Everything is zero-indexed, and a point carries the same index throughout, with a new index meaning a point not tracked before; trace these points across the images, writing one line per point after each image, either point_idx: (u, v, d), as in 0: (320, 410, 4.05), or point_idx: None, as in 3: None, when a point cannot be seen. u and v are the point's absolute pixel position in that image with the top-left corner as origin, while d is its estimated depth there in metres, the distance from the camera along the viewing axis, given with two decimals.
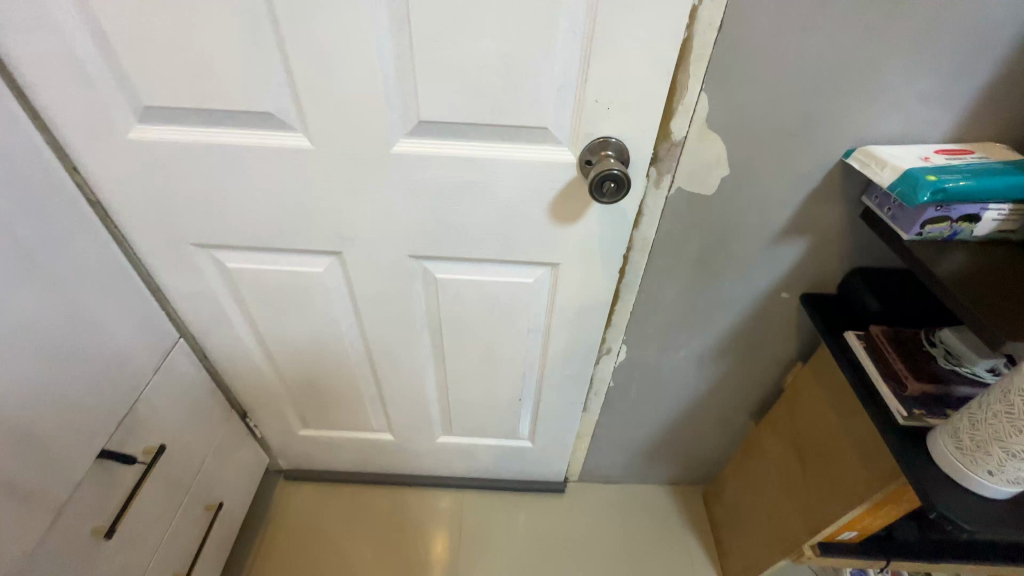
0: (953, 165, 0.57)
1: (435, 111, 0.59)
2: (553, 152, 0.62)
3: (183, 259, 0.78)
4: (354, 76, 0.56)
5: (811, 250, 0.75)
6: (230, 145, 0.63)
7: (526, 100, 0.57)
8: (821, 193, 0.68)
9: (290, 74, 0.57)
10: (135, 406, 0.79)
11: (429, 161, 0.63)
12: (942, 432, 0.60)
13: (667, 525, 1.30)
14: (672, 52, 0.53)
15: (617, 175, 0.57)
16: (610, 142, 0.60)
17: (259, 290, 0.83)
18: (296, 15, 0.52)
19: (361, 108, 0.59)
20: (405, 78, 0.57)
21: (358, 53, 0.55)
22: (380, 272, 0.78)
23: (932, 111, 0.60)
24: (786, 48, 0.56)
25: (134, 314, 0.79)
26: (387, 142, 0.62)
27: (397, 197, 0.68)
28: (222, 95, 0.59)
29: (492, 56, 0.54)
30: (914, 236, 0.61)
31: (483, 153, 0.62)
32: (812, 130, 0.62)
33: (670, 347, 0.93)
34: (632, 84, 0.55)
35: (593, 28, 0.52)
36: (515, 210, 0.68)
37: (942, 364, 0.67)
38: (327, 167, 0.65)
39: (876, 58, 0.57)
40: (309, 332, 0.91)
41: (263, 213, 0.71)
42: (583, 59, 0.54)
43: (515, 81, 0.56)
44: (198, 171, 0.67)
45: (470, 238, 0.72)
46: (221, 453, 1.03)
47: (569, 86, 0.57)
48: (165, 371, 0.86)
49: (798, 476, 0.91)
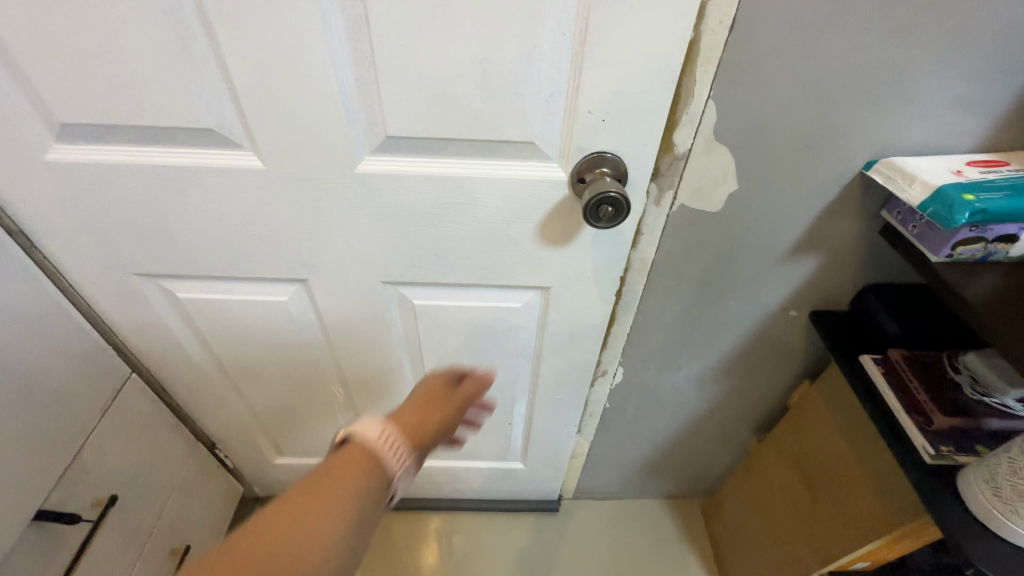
0: (990, 180, 0.50)
1: (403, 125, 0.51)
2: (541, 168, 0.55)
3: (126, 290, 0.69)
4: (306, 86, 0.48)
5: (823, 267, 0.69)
6: (167, 166, 0.55)
7: (509, 112, 0.50)
8: (836, 207, 0.62)
9: (230, 84, 0.48)
10: (78, 457, 0.72)
11: (400, 182, 0.55)
12: (973, 476, 0.55)
13: (665, 542, 1.25)
14: (677, 56, 0.46)
15: (614, 198, 0.50)
16: (605, 157, 0.52)
17: (216, 320, 0.75)
18: (233, 15, 0.44)
19: (318, 122, 0.51)
20: (366, 87, 0.48)
21: (310, 60, 0.46)
22: (351, 300, 0.71)
23: (962, 118, 0.53)
24: (805, 50, 0.49)
25: (72, 353, 0.70)
26: (350, 160, 0.54)
27: (366, 220, 0.60)
28: (152, 109, 0.50)
29: (466, 62, 0.46)
30: (943, 258, 0.55)
31: (461, 172, 0.55)
32: (830, 140, 0.55)
33: (669, 367, 0.87)
34: (631, 93, 0.48)
35: (585, 30, 0.44)
36: (499, 232, 0.61)
37: (968, 394, 0.62)
38: (282, 188, 0.57)
39: (904, 60, 0.50)
40: (276, 362, 0.83)
41: (213, 240, 0.62)
42: (573, 64, 0.47)
43: (495, 91, 0.48)
44: (133, 194, 0.58)
45: (450, 263, 0.65)
46: (185, 491, 0.95)
47: (558, 95, 0.49)
48: (114, 411, 0.78)
49: (806, 502, 0.88)
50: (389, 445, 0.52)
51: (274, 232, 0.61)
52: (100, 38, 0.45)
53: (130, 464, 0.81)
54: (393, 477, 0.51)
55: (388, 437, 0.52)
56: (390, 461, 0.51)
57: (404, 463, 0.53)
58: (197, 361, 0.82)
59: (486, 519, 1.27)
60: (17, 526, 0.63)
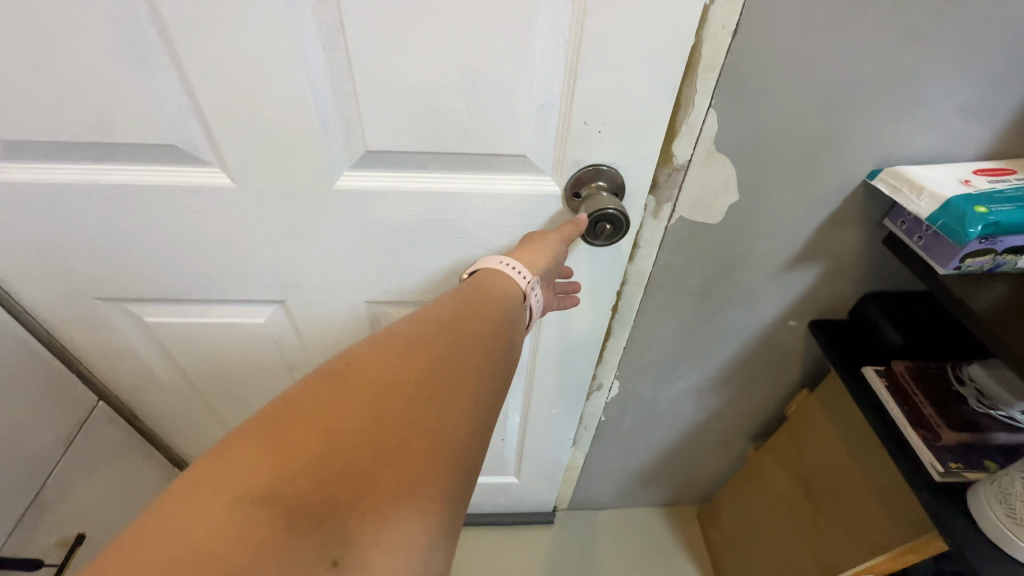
0: (1000, 190, 0.48)
1: (384, 139, 0.47)
2: (533, 182, 0.51)
3: (88, 316, 0.65)
4: (277, 99, 0.44)
5: (824, 277, 0.67)
6: (127, 185, 0.50)
7: (499, 124, 0.46)
8: (838, 217, 0.60)
9: (193, 97, 0.44)
10: (41, 493, 0.68)
11: (383, 198, 0.52)
12: (986, 496, 0.53)
13: (663, 551, 1.23)
14: (678, 64, 0.43)
15: (612, 216, 0.49)
16: (601, 170, 0.49)
17: (191, 345, 0.70)
18: (190, 21, 0.39)
19: (292, 136, 0.47)
20: (344, 99, 0.45)
21: (279, 70, 0.42)
22: (332, 321, 0.67)
23: (969, 125, 0.51)
24: (810, 56, 0.47)
25: (29, 386, 0.65)
26: (328, 176, 0.50)
27: (347, 239, 0.56)
28: (106, 124, 0.45)
29: (452, 72, 0.43)
30: (951, 270, 0.53)
31: (448, 187, 0.51)
32: (834, 149, 0.53)
33: (666, 379, 0.85)
34: (627, 103, 0.45)
35: (580, 36, 0.41)
36: (490, 248, 0.57)
37: (974, 407, 0.60)
38: (255, 207, 0.53)
39: (912, 67, 0.48)
40: (255, 385, 0.78)
41: (185, 263, 0.58)
42: (567, 73, 0.43)
43: (482, 102, 0.45)
44: (90, 216, 0.53)
45: (438, 280, 0.61)
46: None
47: (551, 106, 0.46)
48: (80, 443, 0.74)
49: (807, 513, 0.86)
50: (514, 272, 0.47)
51: (250, 251, 0.57)
52: (44, 50, 0.41)
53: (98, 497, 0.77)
54: (525, 292, 0.47)
55: (510, 262, 0.47)
56: (513, 276, 0.46)
57: (530, 273, 0.47)
58: (171, 386, 0.78)
59: (480, 534, 1.24)
60: None
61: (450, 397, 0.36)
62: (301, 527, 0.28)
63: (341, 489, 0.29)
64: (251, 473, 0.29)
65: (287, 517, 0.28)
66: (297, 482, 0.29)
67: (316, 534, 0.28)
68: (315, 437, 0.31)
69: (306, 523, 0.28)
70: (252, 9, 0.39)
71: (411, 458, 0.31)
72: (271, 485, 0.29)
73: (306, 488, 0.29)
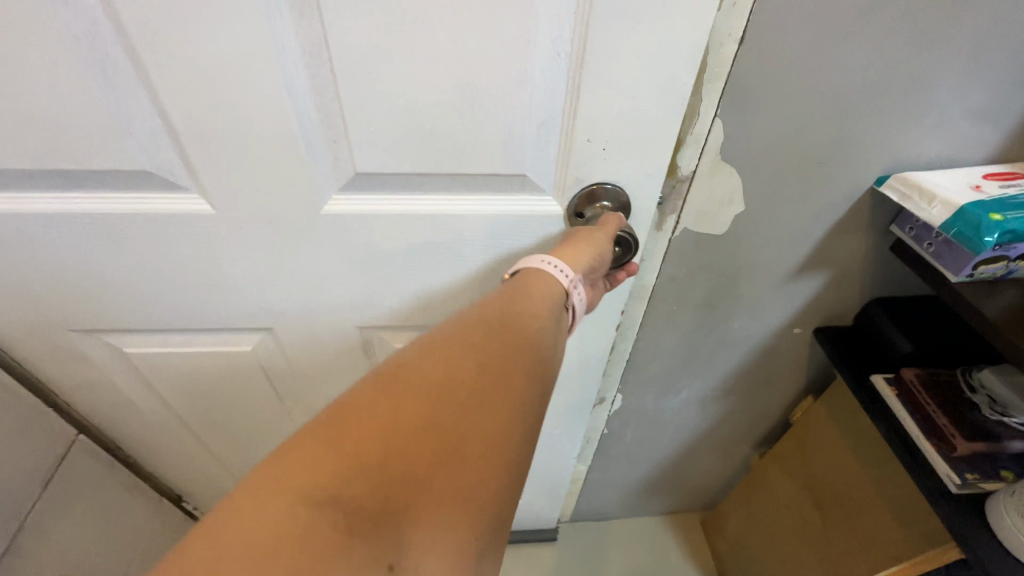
0: (1012, 196, 0.47)
1: (374, 162, 0.45)
2: (536, 203, 0.49)
3: (64, 349, 0.61)
4: (258, 119, 0.41)
5: (829, 285, 0.66)
6: (98, 213, 0.47)
7: (496, 143, 0.44)
8: (844, 225, 0.58)
9: (166, 117, 0.41)
10: (18, 537, 0.65)
11: (374, 223, 0.49)
12: (1006, 508, 0.51)
13: (668, 559, 1.22)
14: (688, 77, 0.41)
15: (626, 238, 0.51)
16: (606, 189, 0.47)
17: (173, 376, 0.67)
18: (163, 39, 0.36)
19: (275, 160, 0.44)
20: (330, 119, 0.42)
21: (263, 90, 0.40)
22: (324, 348, 0.64)
23: (980, 130, 0.50)
24: (818, 62, 0.45)
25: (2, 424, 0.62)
26: (316, 201, 0.47)
27: (337, 265, 0.53)
28: (71, 150, 0.42)
29: (448, 90, 0.40)
30: (963, 278, 0.52)
31: (444, 209, 0.49)
32: (842, 156, 0.51)
33: (670, 390, 0.83)
34: (633, 119, 0.43)
35: (583, 48, 0.39)
36: (489, 270, 0.55)
37: (987, 415, 0.59)
38: (238, 234, 0.50)
39: (923, 72, 0.46)
40: (244, 414, 0.75)
41: (159, 291, 0.55)
42: (568, 88, 0.41)
43: (479, 122, 0.42)
44: (59, 246, 0.50)
45: (434, 305, 0.58)
46: (152, 550, 0.87)
47: (553, 122, 0.43)
48: (59, 480, 0.71)
49: (816, 521, 0.85)
50: (554, 270, 0.44)
51: (230, 278, 0.54)
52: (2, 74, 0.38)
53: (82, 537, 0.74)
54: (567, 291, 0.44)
55: (553, 261, 0.45)
56: (556, 275, 0.44)
57: (572, 271, 0.44)
58: (154, 419, 0.74)
59: None
60: None
61: (498, 402, 0.35)
62: (361, 529, 0.28)
63: (399, 493, 0.29)
64: (314, 474, 0.29)
65: (349, 520, 0.28)
66: (361, 481, 0.29)
67: (377, 538, 0.28)
68: (373, 439, 0.31)
69: (366, 526, 0.28)
70: (230, 26, 0.36)
71: (463, 462, 0.32)
72: (333, 484, 0.29)
73: (366, 489, 0.29)
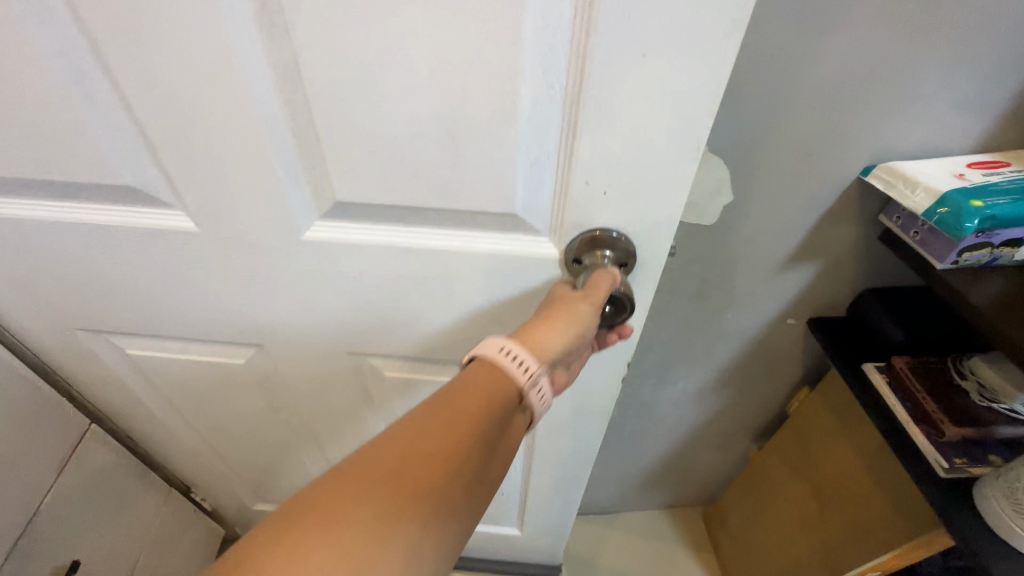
0: (995, 183, 0.48)
1: (356, 192, 0.45)
2: (531, 244, 0.48)
3: (73, 345, 0.64)
4: (232, 141, 0.42)
5: (821, 275, 0.67)
6: (93, 224, 0.50)
7: (483, 176, 0.43)
8: (833, 215, 0.59)
9: (145, 136, 0.43)
10: (34, 521, 0.67)
11: (358, 251, 0.50)
12: (992, 491, 0.52)
13: (670, 553, 1.23)
14: (698, 109, 0.38)
15: (620, 302, 0.47)
16: (611, 237, 0.46)
17: (173, 376, 0.69)
18: (145, 47, 0.37)
19: (261, 179, 0.45)
20: (306, 144, 0.43)
21: (241, 109, 0.40)
22: (318, 363, 0.64)
23: (964, 120, 0.51)
24: (801, 53, 0.46)
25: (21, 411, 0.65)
26: (297, 227, 0.49)
27: (330, 293, 0.55)
28: (64, 164, 0.45)
29: (428, 122, 0.40)
30: (949, 265, 0.53)
31: (427, 242, 0.49)
32: (828, 146, 0.53)
33: (666, 382, 0.84)
34: (637, 159, 0.41)
35: (580, 84, 0.37)
36: (472, 301, 0.54)
37: (976, 400, 0.59)
38: (222, 251, 0.51)
39: (904, 63, 0.47)
40: (243, 420, 0.76)
41: (155, 293, 0.57)
42: (564, 124, 0.40)
43: (464, 154, 0.41)
44: (61, 251, 0.52)
45: (421, 331, 0.58)
46: (162, 539, 0.90)
47: (546, 160, 0.42)
48: (75, 466, 0.73)
49: (813, 512, 0.85)
50: (513, 364, 0.37)
51: (219, 287, 0.55)
52: (7, 85, 0.40)
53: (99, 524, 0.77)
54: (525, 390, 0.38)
55: (515, 354, 0.37)
56: (516, 372, 0.37)
57: (535, 363, 0.38)
58: (161, 414, 0.76)
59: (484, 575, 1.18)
60: None
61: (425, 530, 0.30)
62: None
63: None
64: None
65: None
66: None
67: None
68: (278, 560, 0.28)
69: None
70: (210, 41, 0.36)
71: None
72: None
73: None
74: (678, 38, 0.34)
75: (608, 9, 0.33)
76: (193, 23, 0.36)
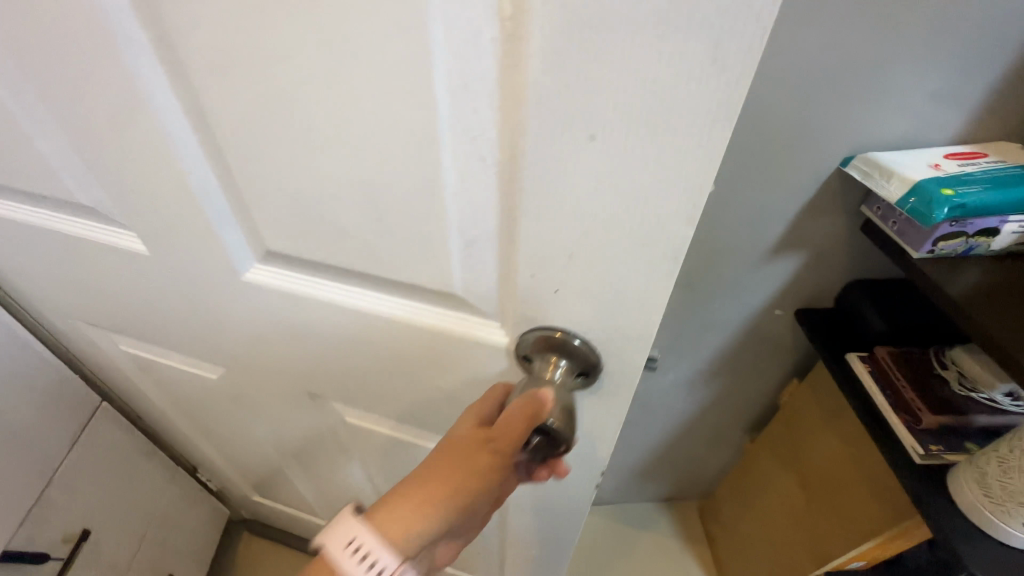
0: (968, 174, 0.49)
1: (286, 243, 0.41)
2: (478, 324, 0.41)
3: (75, 332, 0.67)
4: (156, 173, 0.39)
5: (806, 266, 0.68)
6: (62, 234, 0.50)
7: (413, 247, 0.37)
8: (816, 206, 0.61)
9: (80, 152, 0.40)
10: (46, 491, 0.70)
11: (295, 301, 0.46)
12: (964, 476, 0.53)
13: (664, 544, 1.24)
14: (670, 199, 0.29)
15: (549, 438, 0.38)
16: (569, 341, 0.38)
17: (162, 375, 0.70)
18: (67, 79, 0.35)
19: (193, 219, 0.42)
20: (231, 186, 0.39)
21: (165, 152, 0.37)
22: (278, 394, 0.62)
23: (941, 112, 0.52)
24: (774, 43, 0.48)
25: (36, 386, 0.68)
26: (238, 268, 0.45)
27: (275, 334, 0.51)
28: (27, 175, 0.45)
29: (347, 183, 0.34)
30: (925, 254, 0.54)
31: (362, 303, 0.43)
32: (807, 136, 0.54)
33: (657, 372, 0.86)
34: (590, 252, 0.33)
35: (514, 158, 0.30)
36: (417, 370, 0.48)
37: (956, 389, 0.60)
38: (171, 277, 0.49)
39: (880, 55, 0.48)
40: (224, 424, 0.77)
41: (131, 305, 0.57)
42: (500, 204, 0.33)
43: (388, 221, 0.36)
44: (45, 252, 0.54)
45: (370, 389, 0.53)
46: (167, 518, 0.93)
47: (484, 242, 0.35)
48: (85, 441, 0.76)
49: (802, 502, 0.86)
50: (358, 558, 0.37)
51: (182, 313, 0.55)
52: None
53: (108, 499, 0.81)
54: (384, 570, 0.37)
55: (367, 540, 0.37)
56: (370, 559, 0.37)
57: (395, 560, 0.38)
58: (161, 403, 0.79)
59: None
60: None
61: None
62: None
63: None
64: None
65: None
66: None
67: None
68: None
69: None
70: (118, 74, 0.33)
71: None
72: None
73: None
74: (623, 118, 0.26)
75: (539, 75, 0.26)
76: (105, 62, 0.33)
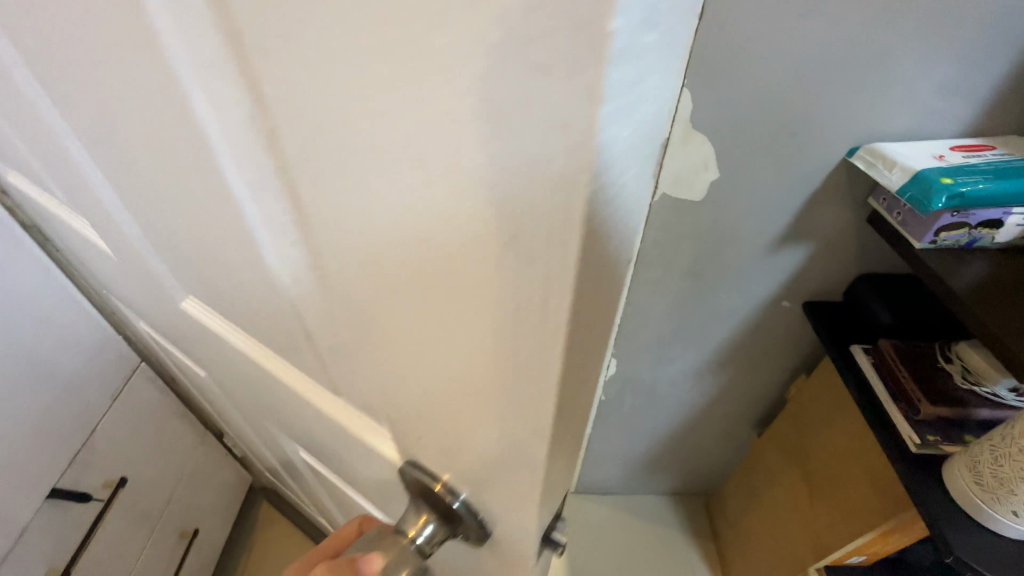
0: (971, 164, 0.50)
1: (194, 285, 0.40)
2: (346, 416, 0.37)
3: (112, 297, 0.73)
4: (87, 197, 0.40)
5: (813, 258, 0.69)
6: (62, 222, 0.55)
7: (275, 319, 0.33)
8: (823, 196, 0.62)
9: (42, 164, 0.43)
10: (90, 440, 0.77)
11: (217, 335, 0.46)
12: (957, 465, 0.54)
13: (669, 535, 1.26)
14: (481, 377, 0.21)
15: None
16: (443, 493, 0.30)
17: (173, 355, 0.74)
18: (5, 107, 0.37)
19: (128, 243, 0.43)
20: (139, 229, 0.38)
21: (84, 186, 0.38)
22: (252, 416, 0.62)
23: (948, 103, 0.52)
24: (778, 36, 0.48)
25: (85, 343, 0.74)
26: (178, 292, 0.46)
27: (220, 357, 0.52)
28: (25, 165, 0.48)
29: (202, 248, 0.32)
30: (927, 244, 0.55)
31: (257, 356, 0.42)
32: (812, 126, 0.55)
33: (663, 360, 0.87)
34: (417, 392, 0.26)
35: (318, 264, 0.23)
36: (319, 437, 0.45)
37: (959, 383, 0.60)
38: (135, 280, 0.52)
39: (885, 47, 0.49)
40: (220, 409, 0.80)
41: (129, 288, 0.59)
42: (323, 306, 0.27)
43: (247, 289, 0.32)
44: (64, 232, 0.59)
45: (301, 437, 0.52)
46: (193, 479, 1.00)
47: (326, 337, 0.29)
48: (124, 398, 0.82)
49: (804, 496, 0.87)
50: None
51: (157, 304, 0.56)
52: None
53: (144, 454, 0.87)
54: None
55: None
56: None
57: None
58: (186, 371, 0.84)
59: None
60: (33, 502, 0.69)
61: None
62: None
63: None
64: None
65: None
66: None
67: None
68: None
69: None
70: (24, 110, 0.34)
71: None
72: None
73: None
74: (406, 264, 0.18)
75: (303, 178, 0.19)
76: (17, 97, 0.33)
